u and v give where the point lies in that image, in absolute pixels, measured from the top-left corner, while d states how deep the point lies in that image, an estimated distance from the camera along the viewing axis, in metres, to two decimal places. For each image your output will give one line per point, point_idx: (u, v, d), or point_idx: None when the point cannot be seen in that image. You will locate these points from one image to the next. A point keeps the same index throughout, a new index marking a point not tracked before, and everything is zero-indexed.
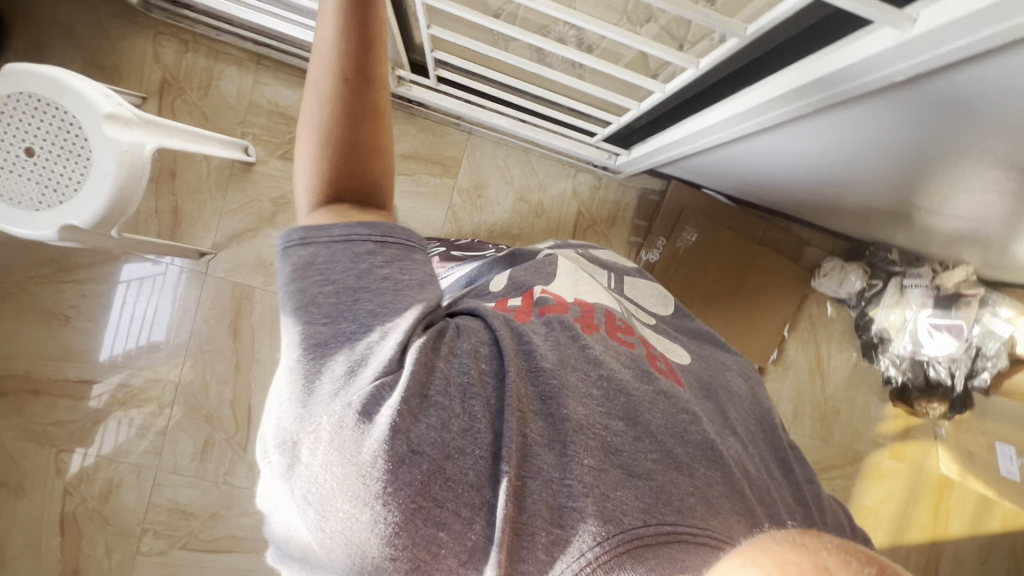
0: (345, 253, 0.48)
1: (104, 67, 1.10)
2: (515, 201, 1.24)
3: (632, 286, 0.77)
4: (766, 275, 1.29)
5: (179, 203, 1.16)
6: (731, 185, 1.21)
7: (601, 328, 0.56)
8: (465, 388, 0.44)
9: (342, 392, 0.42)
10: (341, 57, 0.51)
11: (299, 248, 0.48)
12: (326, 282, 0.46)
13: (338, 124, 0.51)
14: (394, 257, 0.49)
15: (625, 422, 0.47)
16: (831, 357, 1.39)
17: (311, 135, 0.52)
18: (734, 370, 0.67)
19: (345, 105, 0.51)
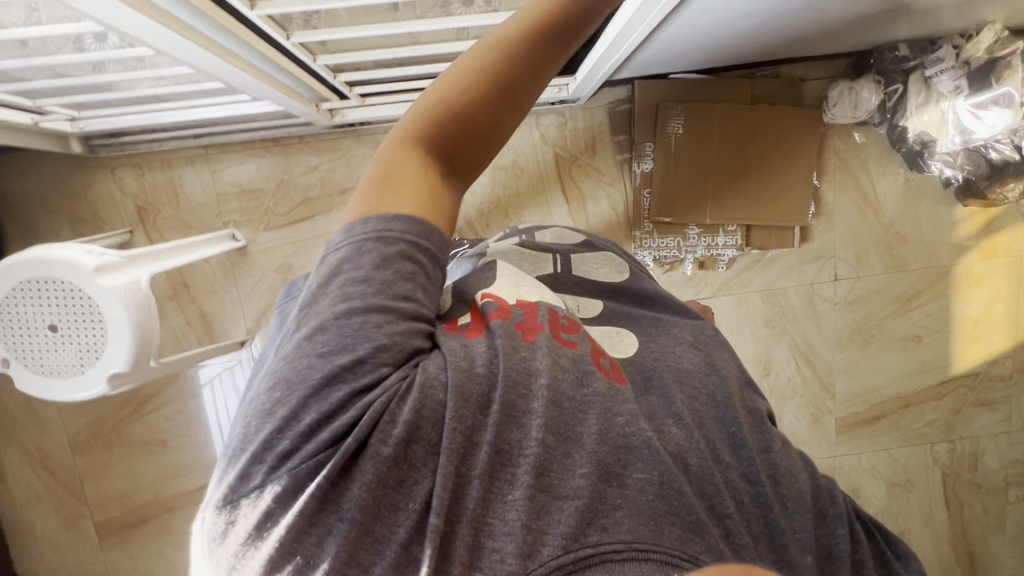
0: (373, 260, 0.44)
1: (87, 219, 1.17)
2: (491, 171, 1.20)
3: (581, 264, 0.74)
4: (771, 132, 1.19)
5: (203, 308, 1.23)
6: (698, 60, 1.11)
7: (544, 328, 0.51)
8: (405, 433, 0.40)
9: (287, 445, 0.39)
10: (529, 36, 0.50)
11: (341, 242, 0.45)
12: (347, 292, 0.43)
13: (474, 102, 0.50)
14: (413, 273, 0.45)
15: (558, 437, 0.44)
16: (877, 186, 1.27)
17: (439, 93, 0.50)
18: (687, 343, 0.58)
19: (494, 88, 0.50)
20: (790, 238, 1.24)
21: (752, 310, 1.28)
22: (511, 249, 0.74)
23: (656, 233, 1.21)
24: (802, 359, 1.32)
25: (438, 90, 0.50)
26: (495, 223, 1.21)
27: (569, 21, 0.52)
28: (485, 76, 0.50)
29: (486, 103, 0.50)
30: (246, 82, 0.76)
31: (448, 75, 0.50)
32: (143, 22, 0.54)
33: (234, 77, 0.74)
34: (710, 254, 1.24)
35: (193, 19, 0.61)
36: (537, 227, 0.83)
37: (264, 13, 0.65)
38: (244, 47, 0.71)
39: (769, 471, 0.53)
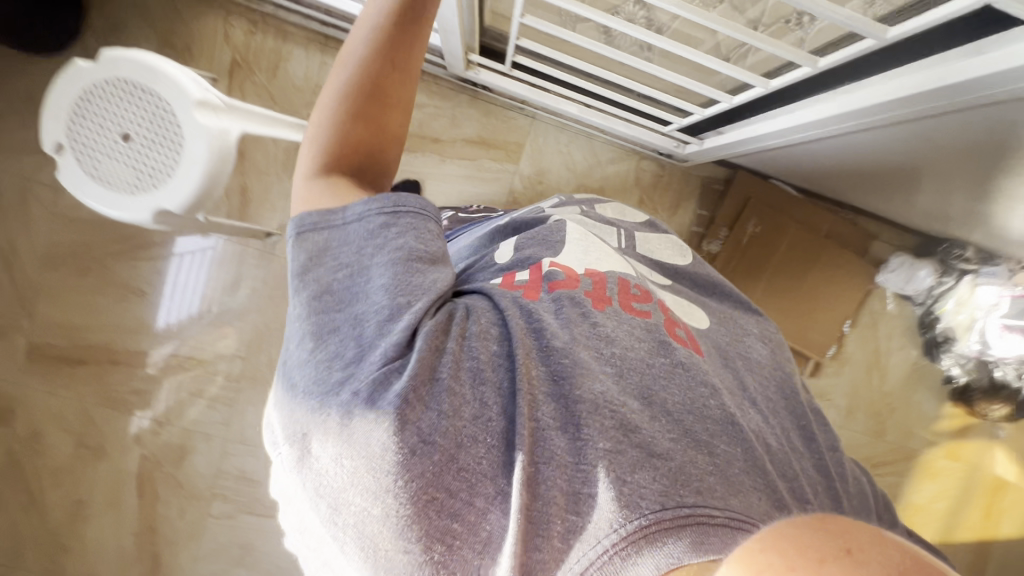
0: (363, 227, 0.50)
1: (177, 48, 1.12)
2: (577, 186, 1.22)
3: (643, 244, 0.78)
4: (828, 269, 1.26)
5: (248, 183, 1.18)
6: (802, 177, 1.17)
7: (613, 300, 0.58)
8: (473, 372, 0.48)
9: (355, 381, 0.45)
10: (381, 55, 0.56)
11: (326, 225, 0.51)
12: (339, 261, 0.50)
13: (360, 100, 0.55)
14: (402, 226, 0.51)
15: (639, 401, 0.49)
16: (891, 354, 1.35)
17: (325, 107, 0.56)
18: (755, 335, 0.68)
19: (369, 85, 0.56)
20: (803, 366, 1.31)
21: None
22: (580, 216, 0.77)
23: None
24: None
25: (322, 106, 0.56)
26: None
27: (411, 30, 0.57)
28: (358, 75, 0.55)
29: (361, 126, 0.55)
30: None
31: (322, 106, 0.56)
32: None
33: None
34: None
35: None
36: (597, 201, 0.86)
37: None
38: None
39: (836, 467, 0.60)
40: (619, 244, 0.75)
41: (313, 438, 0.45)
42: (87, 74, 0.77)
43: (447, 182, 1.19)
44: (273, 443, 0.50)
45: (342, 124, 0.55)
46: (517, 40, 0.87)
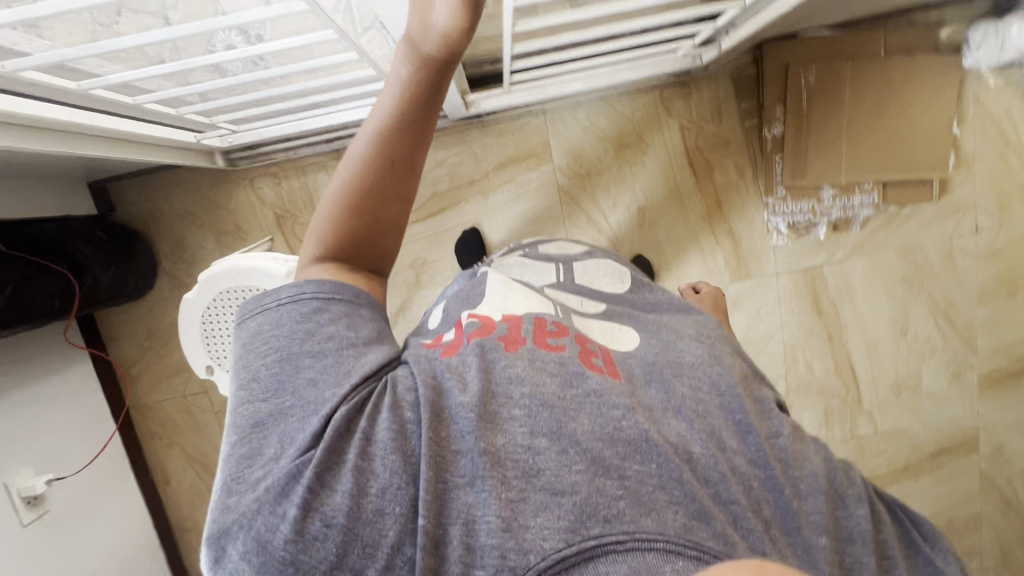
0: (292, 314, 0.55)
1: (230, 231, 1.22)
2: (616, 150, 1.20)
3: (580, 274, 0.88)
4: (908, 85, 1.13)
5: None
6: (834, 9, 1.07)
7: (528, 339, 0.60)
8: (385, 443, 0.47)
9: (265, 472, 0.47)
10: (389, 136, 0.60)
11: (268, 313, 0.56)
12: (270, 349, 0.53)
13: (367, 200, 0.61)
14: (327, 323, 0.55)
15: (550, 438, 0.48)
16: (1020, 128, 1.19)
17: (335, 196, 0.61)
18: (686, 338, 0.69)
19: (377, 183, 0.61)
20: (929, 192, 1.20)
21: (886, 268, 1.26)
22: (519, 264, 0.89)
23: (789, 198, 1.19)
24: (941, 317, 1.28)
25: (331, 191, 0.62)
26: (623, 202, 1.22)
27: (424, 113, 0.61)
28: (369, 176, 0.60)
29: (367, 209, 0.61)
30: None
31: (336, 186, 0.62)
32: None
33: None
34: (845, 216, 1.21)
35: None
36: (542, 244, 1.00)
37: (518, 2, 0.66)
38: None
39: (778, 456, 0.57)
40: (555, 279, 0.86)
41: (226, 534, 0.45)
42: (197, 302, 0.86)
43: (501, 213, 1.22)
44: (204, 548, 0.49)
45: (351, 208, 0.61)
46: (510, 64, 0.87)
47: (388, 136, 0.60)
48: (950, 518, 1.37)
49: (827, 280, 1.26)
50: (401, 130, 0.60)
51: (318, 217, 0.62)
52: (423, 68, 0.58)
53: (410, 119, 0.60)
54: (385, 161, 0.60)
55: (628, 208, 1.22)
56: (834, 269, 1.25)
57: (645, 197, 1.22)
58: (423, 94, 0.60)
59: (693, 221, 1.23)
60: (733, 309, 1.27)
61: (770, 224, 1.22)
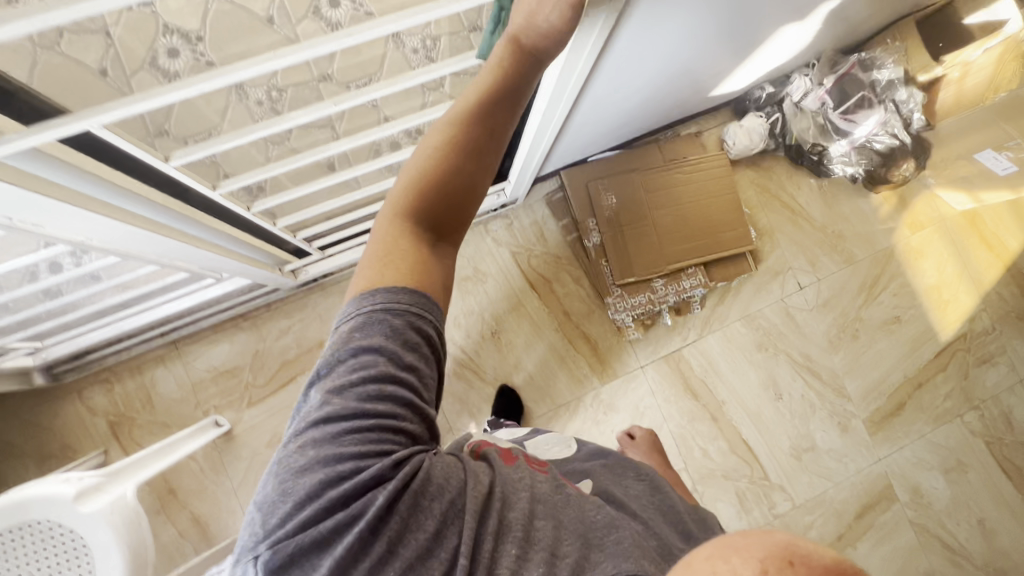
0: (382, 324, 0.47)
1: (56, 453, 1.10)
2: (458, 285, 1.25)
3: (534, 447, 0.74)
4: (691, 183, 1.31)
5: (195, 510, 1.12)
6: (606, 139, 1.25)
7: (520, 457, 0.56)
8: (438, 510, 0.45)
9: (337, 521, 0.42)
10: (479, 117, 0.54)
11: (352, 311, 0.48)
12: (362, 377, 0.45)
13: (449, 167, 0.54)
14: (416, 351, 0.48)
15: (546, 513, 0.48)
16: (797, 198, 1.38)
17: (425, 155, 0.54)
18: (635, 476, 0.66)
19: (461, 163, 0.54)
20: (747, 264, 1.32)
21: (739, 338, 1.32)
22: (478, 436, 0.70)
23: (626, 294, 1.24)
24: (805, 372, 1.33)
25: (422, 153, 0.54)
26: (477, 330, 1.24)
27: (515, 99, 0.55)
28: (454, 151, 0.54)
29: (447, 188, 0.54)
30: (203, 257, 0.80)
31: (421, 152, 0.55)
32: (115, 225, 0.59)
33: (197, 252, 0.77)
34: (683, 299, 1.28)
35: (161, 217, 0.66)
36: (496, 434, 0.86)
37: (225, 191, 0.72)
38: (207, 230, 0.76)
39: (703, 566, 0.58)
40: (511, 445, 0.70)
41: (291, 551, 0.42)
42: None
43: None
44: (241, 551, 0.45)
45: (432, 184, 0.54)
46: (277, 225, 0.92)
47: (495, 100, 0.54)
48: None
49: (691, 362, 1.29)
50: (494, 114, 0.54)
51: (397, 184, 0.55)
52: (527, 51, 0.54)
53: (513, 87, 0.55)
54: (473, 144, 0.54)
55: (484, 335, 1.24)
56: (693, 350, 1.30)
57: (497, 321, 1.25)
58: (521, 73, 0.55)
59: (548, 334, 1.26)
60: (613, 411, 1.25)
61: (618, 321, 1.25)
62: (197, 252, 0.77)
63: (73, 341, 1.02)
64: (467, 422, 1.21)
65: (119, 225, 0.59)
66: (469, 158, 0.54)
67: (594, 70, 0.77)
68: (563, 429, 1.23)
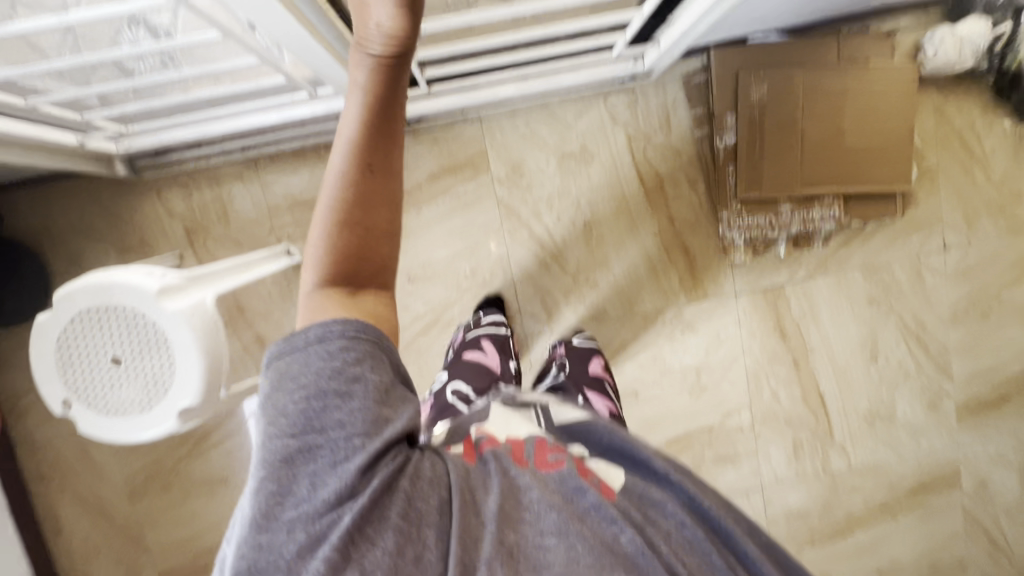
0: (315, 353, 0.42)
1: (135, 246, 1.10)
2: (560, 161, 1.11)
3: (559, 411, 0.59)
4: (863, 96, 1.07)
5: (260, 331, 1.13)
6: (784, 15, 1.00)
7: (531, 460, 0.47)
8: (420, 513, 0.40)
9: (294, 525, 0.37)
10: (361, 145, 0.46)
11: (284, 352, 0.42)
12: (297, 384, 0.40)
13: (350, 212, 0.46)
14: (365, 362, 0.42)
15: (558, 537, 0.42)
16: (983, 140, 1.13)
17: (315, 227, 0.47)
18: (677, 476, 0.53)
19: (362, 195, 0.46)
20: (894, 207, 1.12)
21: (853, 287, 1.17)
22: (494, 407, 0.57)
23: (745, 211, 1.09)
24: (912, 340, 1.19)
25: (312, 228, 0.47)
26: (569, 215, 1.13)
27: (393, 100, 0.46)
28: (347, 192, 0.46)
29: (369, 221, 0.47)
30: (290, 35, 0.65)
31: (319, 214, 0.46)
32: None
33: (280, 21, 0.62)
34: (806, 231, 1.12)
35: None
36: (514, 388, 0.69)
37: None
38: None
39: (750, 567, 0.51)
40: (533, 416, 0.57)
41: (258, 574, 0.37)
42: (52, 323, 0.75)
43: (436, 229, 1.12)
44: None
45: (340, 232, 0.46)
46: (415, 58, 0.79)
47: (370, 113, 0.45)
48: (935, 562, 1.25)
49: (790, 301, 1.17)
50: (371, 128, 0.45)
51: (308, 253, 0.47)
52: (386, 42, 0.44)
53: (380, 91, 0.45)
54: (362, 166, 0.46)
55: (575, 224, 1.13)
56: (797, 289, 1.16)
57: (592, 210, 1.13)
58: (393, 69, 0.45)
59: (643, 237, 1.14)
60: (690, 332, 1.16)
61: (726, 239, 1.12)
62: (298, 33, 0.66)
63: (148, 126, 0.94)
64: (538, 309, 1.15)
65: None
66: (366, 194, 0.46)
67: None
68: (634, 338, 1.16)
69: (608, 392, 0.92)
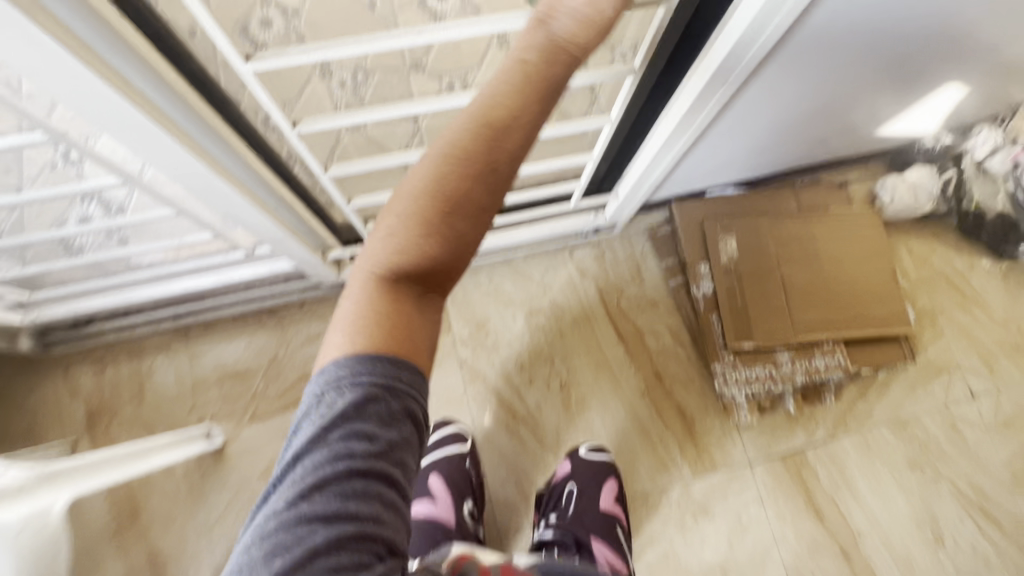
0: (374, 416, 0.39)
1: (19, 436, 0.90)
2: (528, 317, 1.01)
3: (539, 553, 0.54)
4: (833, 241, 1.04)
5: (154, 543, 0.88)
6: (735, 170, 1.02)
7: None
8: None
9: None
10: (494, 139, 0.42)
11: (334, 394, 0.40)
12: (341, 452, 0.38)
13: (447, 203, 0.42)
14: (407, 442, 0.41)
15: None
16: (969, 278, 1.08)
17: (411, 197, 0.43)
18: None
19: (471, 192, 0.42)
20: (902, 351, 1.01)
21: (884, 447, 0.99)
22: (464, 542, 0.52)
23: (741, 364, 0.96)
24: (978, 513, 0.97)
25: (405, 200, 0.43)
26: (542, 376, 0.99)
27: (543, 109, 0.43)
28: (455, 183, 0.42)
29: (462, 222, 0.43)
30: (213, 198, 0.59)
31: (416, 185, 0.43)
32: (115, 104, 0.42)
33: (212, 189, 0.56)
34: (813, 383, 0.98)
35: (169, 109, 0.46)
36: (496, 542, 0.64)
37: (261, 68, 0.44)
38: (228, 151, 0.55)
39: None
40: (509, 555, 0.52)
41: None
42: None
43: None
44: None
45: (432, 221, 0.42)
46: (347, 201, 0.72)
47: (517, 135, 0.42)
48: None
49: (816, 468, 0.97)
50: (512, 132, 0.42)
51: (388, 225, 0.44)
52: (552, 52, 0.42)
53: (539, 96, 0.42)
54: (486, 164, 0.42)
55: (550, 386, 0.99)
56: (820, 453, 0.98)
57: (569, 368, 1.00)
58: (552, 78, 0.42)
59: (630, 397, 0.99)
60: (704, 516, 0.93)
61: (726, 397, 0.97)
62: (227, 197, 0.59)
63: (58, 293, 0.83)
64: (513, 493, 0.93)
65: (104, 92, 0.40)
66: (478, 209, 0.43)
67: (788, 36, 0.58)
68: (635, 528, 0.92)
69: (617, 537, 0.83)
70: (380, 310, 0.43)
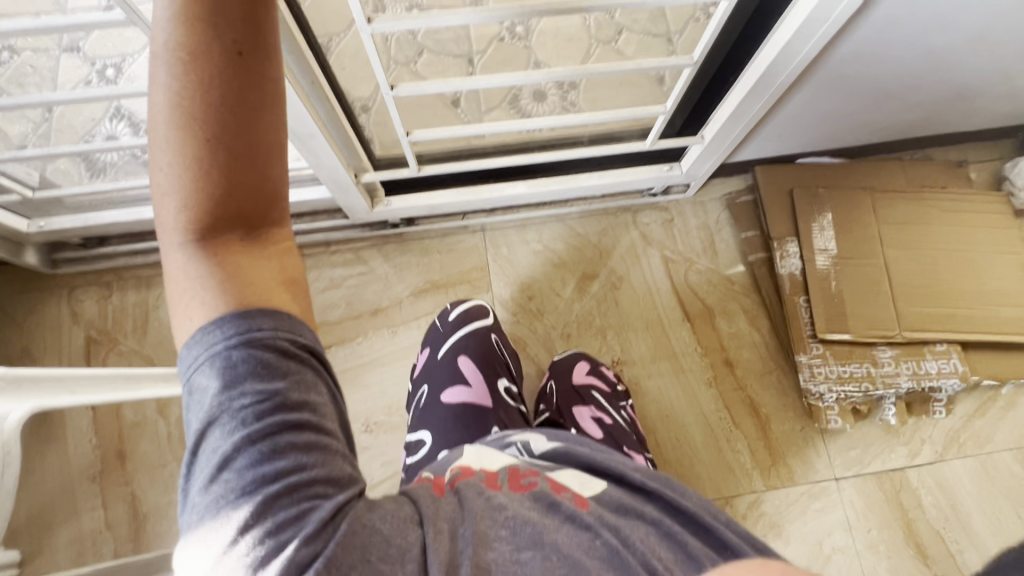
0: (254, 371, 0.31)
1: (13, 358, 0.82)
2: (579, 283, 0.88)
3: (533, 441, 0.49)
4: (952, 225, 0.88)
5: (140, 491, 0.77)
6: (839, 133, 0.87)
7: (501, 488, 0.39)
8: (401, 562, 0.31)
9: None
10: (208, 22, 0.30)
11: (211, 362, 0.31)
12: (234, 425, 0.31)
13: (211, 122, 0.30)
14: (312, 379, 0.33)
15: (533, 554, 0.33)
16: None
17: (167, 135, 0.31)
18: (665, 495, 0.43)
19: (223, 95, 0.31)
20: None
21: (1008, 478, 0.80)
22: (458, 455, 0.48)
23: (831, 357, 0.81)
24: None
25: (161, 148, 0.31)
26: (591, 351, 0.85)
27: None
28: (199, 91, 0.30)
29: (257, 137, 0.32)
30: None
31: (164, 117, 0.31)
32: None
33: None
34: (921, 390, 0.81)
35: None
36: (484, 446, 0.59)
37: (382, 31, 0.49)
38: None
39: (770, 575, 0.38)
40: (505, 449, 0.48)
41: None
42: None
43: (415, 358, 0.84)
44: None
45: (205, 149, 0.31)
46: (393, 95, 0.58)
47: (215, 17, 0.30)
48: None
49: (919, 495, 0.79)
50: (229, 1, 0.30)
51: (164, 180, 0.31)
52: None
53: None
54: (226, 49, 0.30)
55: None
56: (925, 475, 0.80)
57: (623, 346, 0.86)
58: None
59: (693, 386, 0.84)
60: (776, 535, 0.77)
61: (814, 396, 0.80)
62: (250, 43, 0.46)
63: (64, 198, 0.74)
64: None
65: None
66: (247, 104, 0.31)
67: None
68: None
69: (597, 400, 0.74)
70: (206, 273, 0.32)
